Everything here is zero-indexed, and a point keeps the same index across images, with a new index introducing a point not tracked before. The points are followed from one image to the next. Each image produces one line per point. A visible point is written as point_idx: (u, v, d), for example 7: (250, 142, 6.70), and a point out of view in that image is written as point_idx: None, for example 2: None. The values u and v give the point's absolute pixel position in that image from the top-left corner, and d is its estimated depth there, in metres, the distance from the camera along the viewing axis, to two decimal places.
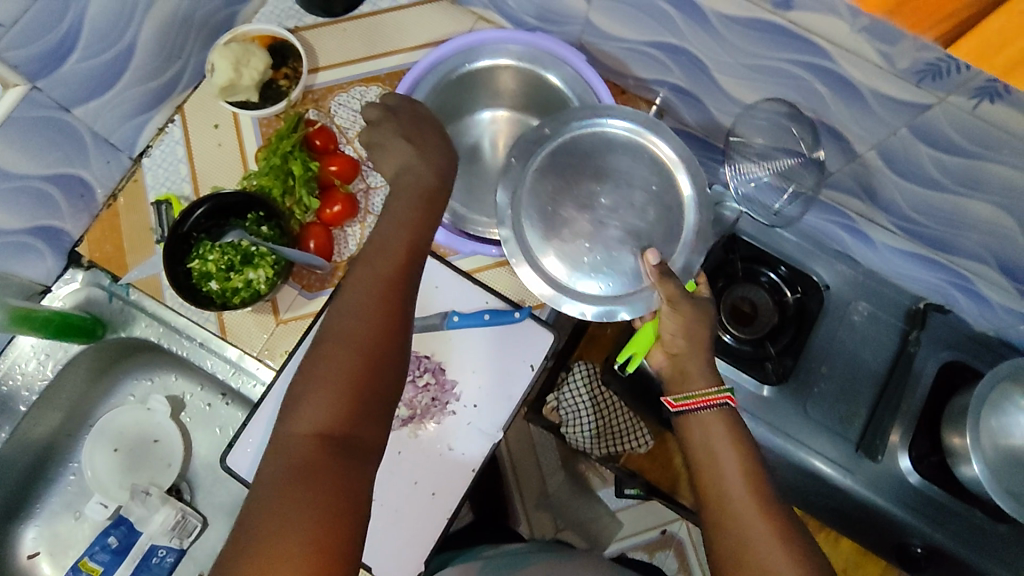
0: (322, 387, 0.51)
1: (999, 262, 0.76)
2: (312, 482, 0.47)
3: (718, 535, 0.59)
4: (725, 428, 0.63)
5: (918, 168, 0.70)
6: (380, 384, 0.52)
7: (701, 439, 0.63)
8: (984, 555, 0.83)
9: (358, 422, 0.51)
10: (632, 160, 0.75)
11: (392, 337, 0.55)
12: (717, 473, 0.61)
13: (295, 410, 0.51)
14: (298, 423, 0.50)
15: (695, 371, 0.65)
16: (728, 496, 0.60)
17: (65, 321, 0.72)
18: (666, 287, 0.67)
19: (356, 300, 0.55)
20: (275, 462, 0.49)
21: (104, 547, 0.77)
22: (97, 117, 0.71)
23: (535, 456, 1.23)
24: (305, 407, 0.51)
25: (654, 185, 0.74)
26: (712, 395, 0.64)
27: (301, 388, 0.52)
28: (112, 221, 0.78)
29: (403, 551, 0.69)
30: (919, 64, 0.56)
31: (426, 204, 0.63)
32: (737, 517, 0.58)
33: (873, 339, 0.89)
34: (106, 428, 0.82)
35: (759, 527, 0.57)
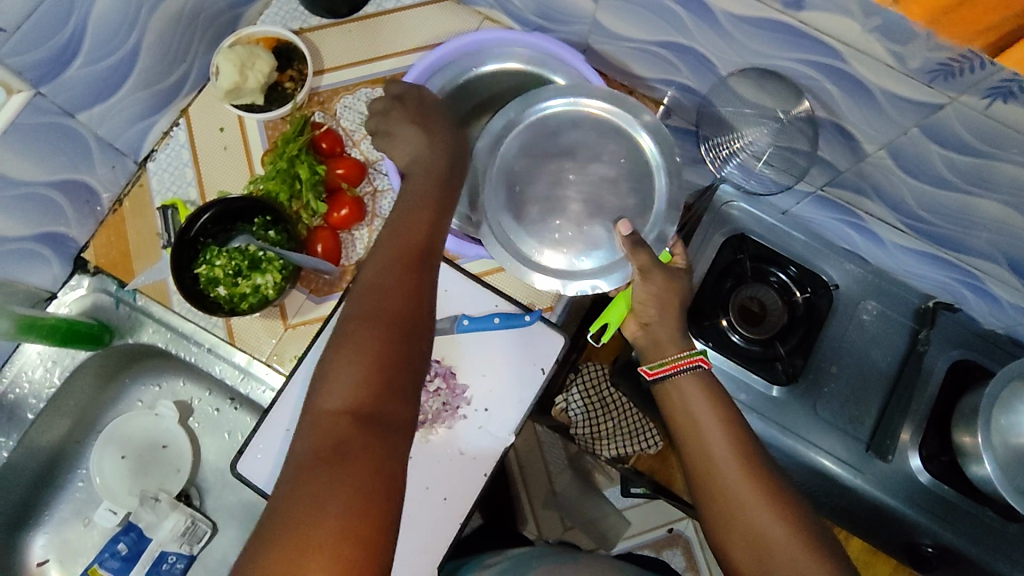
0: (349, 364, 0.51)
1: (1009, 261, 0.76)
2: (343, 456, 0.47)
3: (708, 501, 0.61)
4: (701, 393, 0.65)
5: (929, 168, 0.70)
6: (407, 359, 0.52)
7: (678, 406, 0.66)
8: (994, 554, 0.83)
9: (389, 397, 0.51)
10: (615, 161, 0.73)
11: (415, 314, 0.54)
12: (700, 439, 0.63)
13: (324, 386, 0.51)
14: (328, 398, 0.50)
15: (665, 338, 0.68)
16: (712, 462, 0.62)
17: (72, 328, 0.71)
18: (638, 258, 0.66)
19: (378, 279, 0.55)
20: (306, 439, 0.49)
21: (114, 554, 0.75)
22: (102, 122, 0.71)
23: (542, 455, 1.21)
24: (333, 382, 0.51)
25: (623, 158, 0.73)
26: (683, 358, 0.66)
27: (329, 364, 0.52)
28: (118, 227, 0.77)
29: (416, 557, 0.69)
30: (931, 64, 0.56)
31: (444, 183, 0.64)
32: (722, 481, 0.61)
33: (883, 339, 0.88)
34: (113, 435, 0.81)
35: (746, 489, 0.60)
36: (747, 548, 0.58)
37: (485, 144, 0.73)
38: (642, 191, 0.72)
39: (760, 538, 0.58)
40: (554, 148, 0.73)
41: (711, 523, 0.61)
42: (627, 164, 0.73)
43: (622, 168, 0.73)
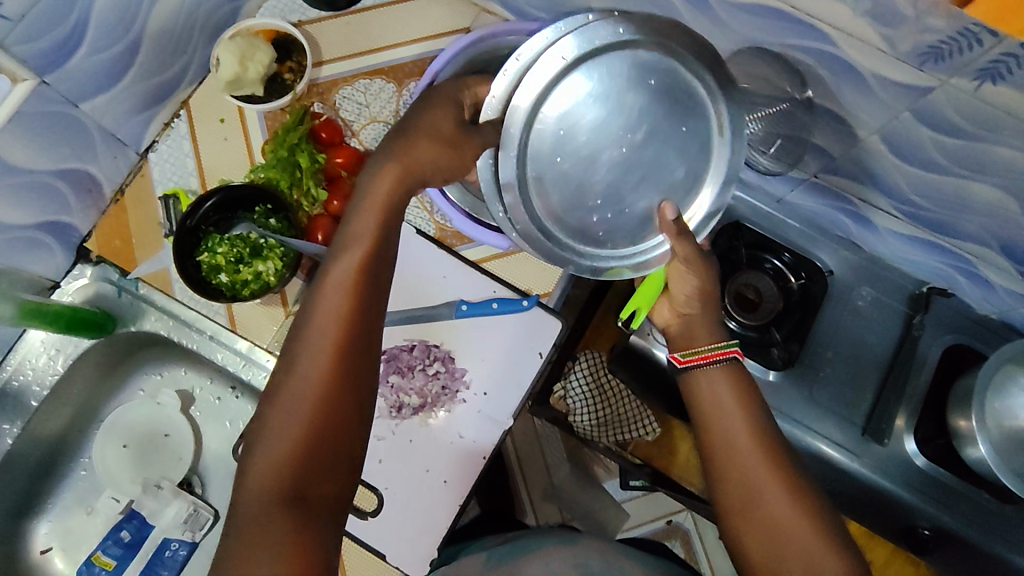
0: (276, 431, 0.49)
1: (1002, 245, 0.77)
2: (270, 536, 0.45)
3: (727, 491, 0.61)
4: (731, 383, 0.65)
5: (921, 152, 0.71)
6: (337, 428, 0.50)
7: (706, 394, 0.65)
8: (991, 535, 0.84)
9: (316, 470, 0.49)
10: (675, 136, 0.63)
11: (350, 376, 0.51)
12: (725, 427, 0.63)
13: (256, 452, 0.49)
14: (260, 467, 0.48)
15: (702, 327, 0.68)
16: (737, 451, 0.61)
17: (75, 315, 0.72)
18: (683, 247, 0.63)
19: (316, 330, 0.52)
20: (238, 507, 0.48)
21: (117, 540, 0.78)
22: (106, 112, 0.72)
23: (541, 447, 1.25)
24: (266, 451, 0.49)
25: (686, 126, 0.63)
26: (719, 349, 0.66)
27: (262, 429, 0.50)
28: (119, 217, 0.78)
29: (417, 538, 0.70)
30: (921, 47, 0.57)
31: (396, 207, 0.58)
32: (743, 471, 0.61)
33: (877, 324, 0.89)
34: (116, 423, 0.82)
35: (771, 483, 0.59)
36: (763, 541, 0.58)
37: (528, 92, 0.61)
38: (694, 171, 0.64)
39: (775, 529, 0.58)
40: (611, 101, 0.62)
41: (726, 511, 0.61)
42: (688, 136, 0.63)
43: (678, 139, 0.63)
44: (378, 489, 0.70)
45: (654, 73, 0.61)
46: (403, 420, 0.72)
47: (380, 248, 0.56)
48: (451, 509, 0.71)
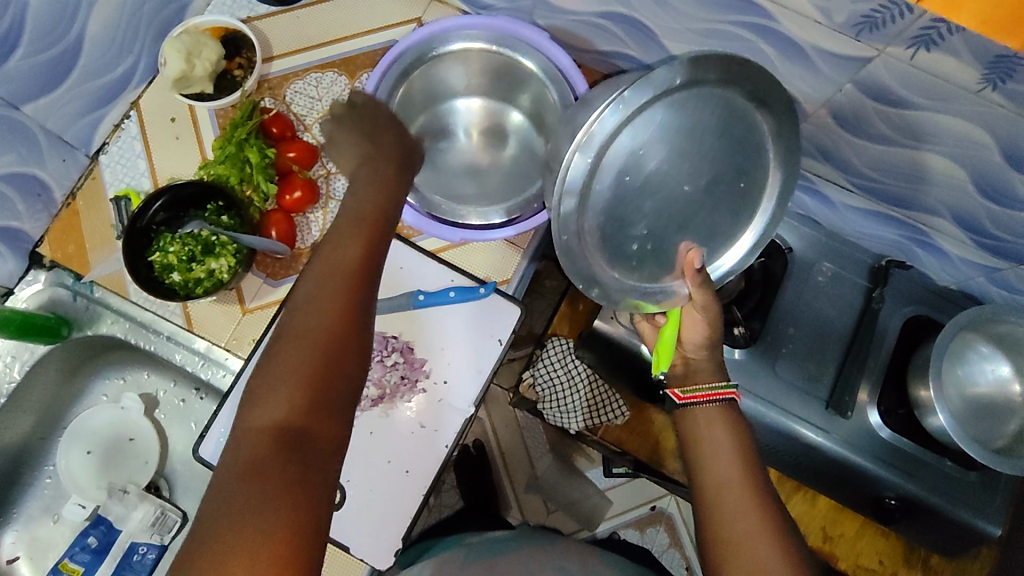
0: (277, 384, 0.49)
1: (954, 215, 0.78)
2: (267, 474, 0.45)
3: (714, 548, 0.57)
4: (725, 424, 0.64)
5: (866, 123, 0.72)
6: (336, 384, 0.51)
7: (696, 435, 0.65)
8: (956, 502, 0.85)
9: (313, 417, 0.49)
10: (728, 189, 0.66)
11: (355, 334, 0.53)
12: (715, 473, 0.61)
13: (253, 404, 0.49)
14: (255, 417, 0.48)
15: (705, 369, 0.69)
16: (725, 498, 0.59)
17: (27, 321, 0.71)
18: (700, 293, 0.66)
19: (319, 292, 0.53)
20: (231, 456, 0.47)
21: (84, 547, 0.77)
22: (50, 114, 0.73)
23: (522, 439, 1.26)
24: (262, 400, 0.49)
25: (743, 180, 0.66)
26: (719, 389, 0.66)
27: (258, 382, 0.50)
28: (72, 221, 0.77)
29: (380, 532, 0.70)
30: (855, 17, 0.57)
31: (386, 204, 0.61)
32: (733, 525, 0.57)
33: (839, 298, 0.90)
34: (79, 430, 0.82)
35: (760, 538, 0.55)
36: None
37: (609, 118, 0.58)
38: (740, 217, 0.68)
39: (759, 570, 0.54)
40: (681, 143, 0.62)
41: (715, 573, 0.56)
42: (744, 186, 0.66)
43: (733, 189, 0.66)
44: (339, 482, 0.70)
45: (730, 121, 0.62)
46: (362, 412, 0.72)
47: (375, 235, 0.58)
48: (415, 499, 0.71)
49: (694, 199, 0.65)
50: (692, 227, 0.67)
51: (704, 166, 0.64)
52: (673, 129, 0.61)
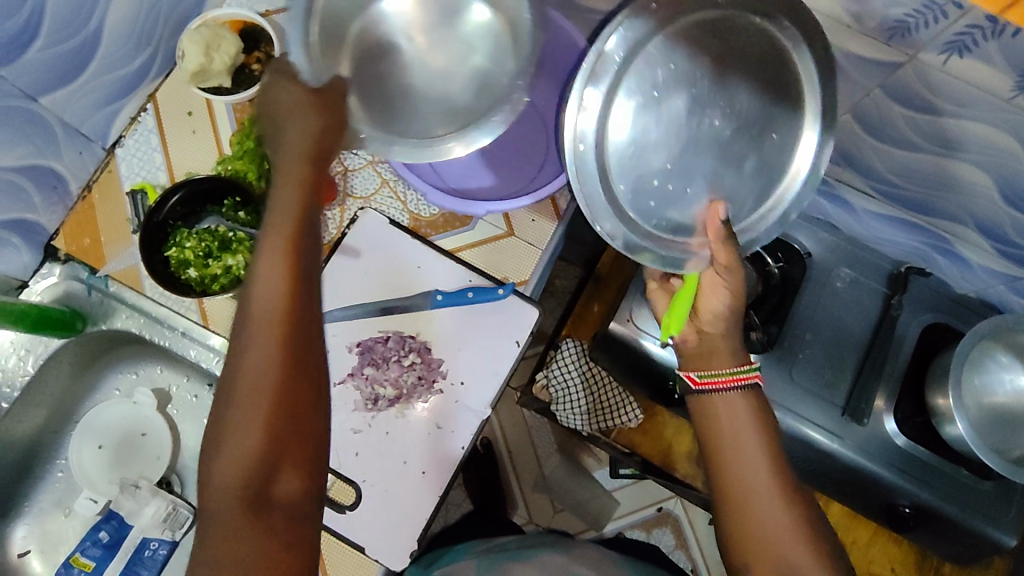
0: (233, 451, 0.47)
1: (976, 222, 0.77)
2: (249, 546, 0.46)
3: (756, 565, 0.58)
4: (749, 415, 0.61)
5: (893, 128, 0.71)
6: (297, 433, 0.48)
7: (721, 433, 0.61)
8: (971, 512, 0.84)
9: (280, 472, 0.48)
10: (757, 140, 0.63)
11: (299, 371, 0.48)
12: (741, 468, 0.60)
13: (211, 474, 0.47)
14: (216, 490, 0.47)
15: (724, 349, 0.63)
16: (752, 495, 0.59)
17: (43, 315, 0.71)
18: (724, 249, 0.62)
19: (255, 335, 0.47)
20: (204, 532, 0.47)
21: (96, 541, 0.77)
22: (67, 106, 0.71)
23: (530, 438, 1.26)
24: (220, 472, 0.47)
25: (775, 133, 0.63)
26: (741, 375, 0.62)
27: (212, 451, 0.47)
28: (87, 214, 0.76)
29: (396, 532, 0.69)
30: (888, 22, 0.56)
31: (317, 191, 0.52)
32: (773, 542, 0.57)
33: (857, 305, 0.89)
34: (91, 423, 0.81)
35: (789, 536, 0.57)
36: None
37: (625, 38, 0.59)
38: (767, 174, 0.64)
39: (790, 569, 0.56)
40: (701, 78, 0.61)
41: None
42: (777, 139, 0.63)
43: (763, 143, 0.63)
44: (355, 482, 0.70)
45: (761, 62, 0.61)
46: (379, 411, 0.72)
47: (307, 240, 0.50)
48: (430, 501, 0.70)
49: (724, 139, 0.62)
50: (721, 177, 0.64)
51: (736, 109, 0.62)
52: (696, 63, 0.61)
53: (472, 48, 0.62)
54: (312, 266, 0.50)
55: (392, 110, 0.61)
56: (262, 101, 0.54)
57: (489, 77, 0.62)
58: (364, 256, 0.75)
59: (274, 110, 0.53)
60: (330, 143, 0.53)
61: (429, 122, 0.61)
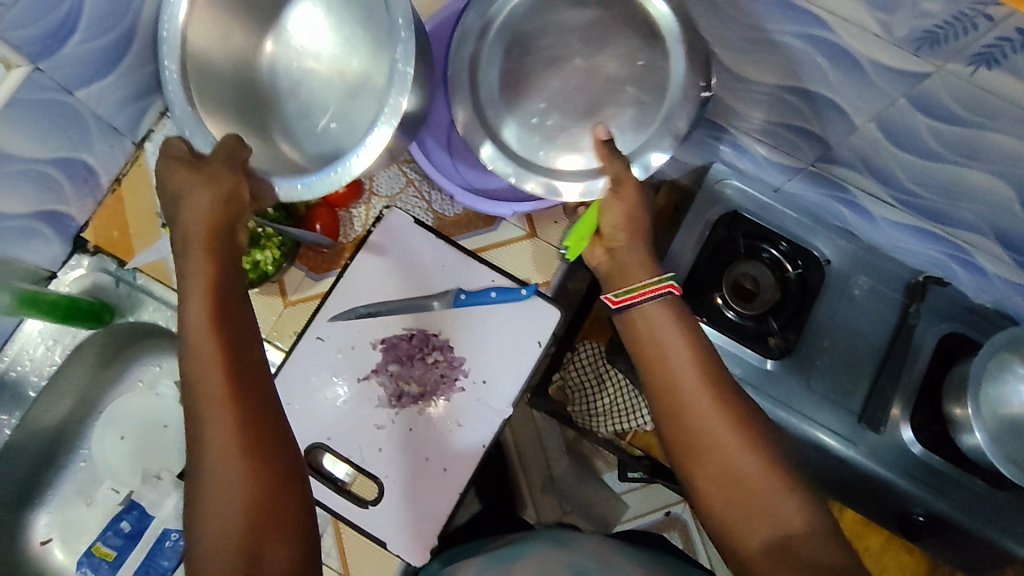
0: (216, 495, 0.48)
1: (995, 232, 0.77)
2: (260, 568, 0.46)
3: (712, 484, 0.55)
4: (676, 327, 0.62)
5: (916, 139, 0.71)
6: (267, 447, 0.51)
7: (653, 351, 0.61)
8: (985, 521, 0.85)
9: (269, 495, 0.49)
10: (619, 73, 0.79)
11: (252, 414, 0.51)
12: (669, 368, 0.60)
13: (201, 531, 0.48)
14: (211, 539, 0.47)
15: (633, 262, 0.66)
16: (679, 388, 0.59)
17: (72, 305, 0.72)
18: (615, 164, 0.68)
19: (201, 380, 0.51)
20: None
21: (118, 531, 0.79)
22: (100, 99, 0.71)
23: (540, 441, 1.25)
24: (210, 524, 0.48)
25: (641, 60, 0.78)
26: (655, 284, 0.63)
27: (196, 510, 0.48)
28: (116, 207, 0.78)
29: (417, 529, 0.70)
30: (916, 33, 0.57)
31: (225, 237, 0.56)
32: (725, 454, 0.55)
33: (876, 314, 0.90)
34: (115, 414, 0.83)
35: (718, 421, 0.56)
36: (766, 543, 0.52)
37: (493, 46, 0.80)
38: (642, 100, 0.79)
39: (728, 455, 0.55)
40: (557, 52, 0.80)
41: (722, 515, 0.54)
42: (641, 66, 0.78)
43: (631, 76, 0.79)
44: (378, 477, 0.71)
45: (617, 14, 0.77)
46: (402, 408, 0.72)
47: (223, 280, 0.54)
48: (450, 498, 0.71)
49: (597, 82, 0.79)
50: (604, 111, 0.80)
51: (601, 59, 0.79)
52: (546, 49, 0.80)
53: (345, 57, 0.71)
54: (232, 305, 0.54)
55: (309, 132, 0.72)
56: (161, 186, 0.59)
57: (371, 80, 0.69)
58: (389, 254, 0.76)
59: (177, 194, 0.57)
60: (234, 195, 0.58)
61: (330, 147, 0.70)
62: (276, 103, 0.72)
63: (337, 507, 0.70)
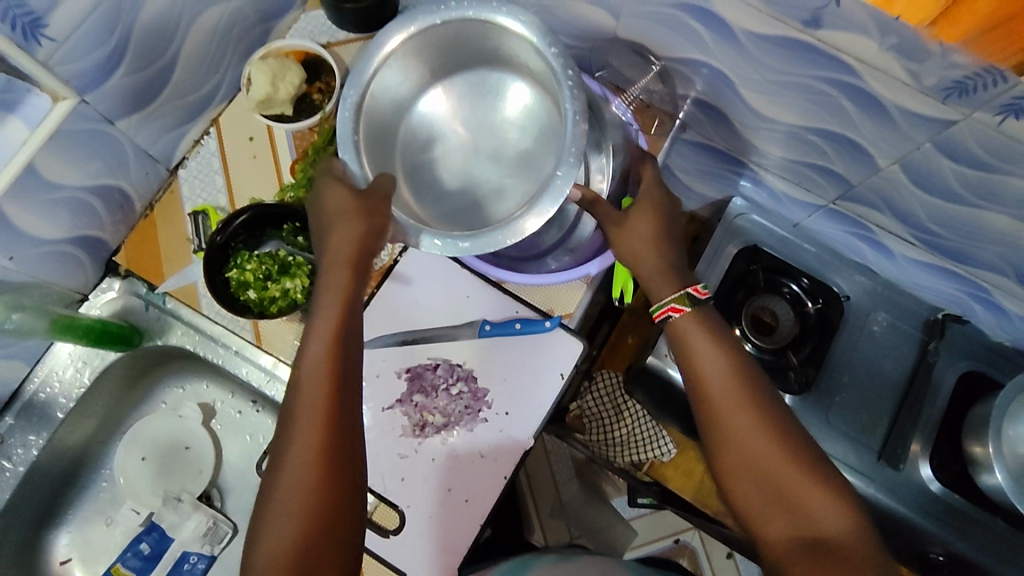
0: (287, 503, 0.54)
1: (1017, 273, 0.78)
2: None
3: (749, 491, 0.56)
4: (707, 328, 0.61)
5: (940, 182, 0.72)
6: (342, 478, 0.55)
7: (682, 351, 0.62)
8: (1004, 562, 0.84)
9: (331, 521, 0.54)
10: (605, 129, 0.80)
11: (336, 446, 0.56)
12: (708, 381, 0.59)
13: (265, 530, 0.53)
14: (270, 541, 0.53)
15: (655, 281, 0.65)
16: (723, 405, 0.58)
17: (105, 329, 0.74)
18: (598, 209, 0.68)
19: (307, 393, 0.57)
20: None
21: (137, 553, 0.79)
22: (139, 130, 0.73)
23: (549, 465, 1.24)
24: (273, 527, 0.53)
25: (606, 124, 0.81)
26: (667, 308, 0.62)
27: (266, 508, 0.54)
28: (148, 231, 0.79)
29: (438, 558, 0.70)
30: (945, 82, 0.58)
31: (358, 267, 0.62)
32: (752, 458, 0.56)
33: (892, 350, 0.92)
34: (138, 435, 0.83)
35: (756, 437, 0.57)
36: (793, 541, 0.54)
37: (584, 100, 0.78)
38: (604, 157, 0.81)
39: (770, 478, 0.56)
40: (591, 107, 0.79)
41: (748, 513, 0.56)
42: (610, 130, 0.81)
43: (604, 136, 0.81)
44: (400, 507, 0.72)
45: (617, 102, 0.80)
46: (425, 438, 0.73)
47: (348, 309, 0.61)
48: (471, 529, 0.71)
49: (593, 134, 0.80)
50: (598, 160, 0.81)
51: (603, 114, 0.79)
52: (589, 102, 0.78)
53: (502, 136, 0.74)
54: (351, 335, 0.61)
55: (434, 184, 0.74)
56: (317, 200, 0.65)
57: (531, 156, 0.72)
58: (416, 285, 0.77)
59: (326, 213, 0.64)
60: (373, 231, 0.63)
61: (460, 189, 0.74)
62: (409, 147, 0.74)
63: None
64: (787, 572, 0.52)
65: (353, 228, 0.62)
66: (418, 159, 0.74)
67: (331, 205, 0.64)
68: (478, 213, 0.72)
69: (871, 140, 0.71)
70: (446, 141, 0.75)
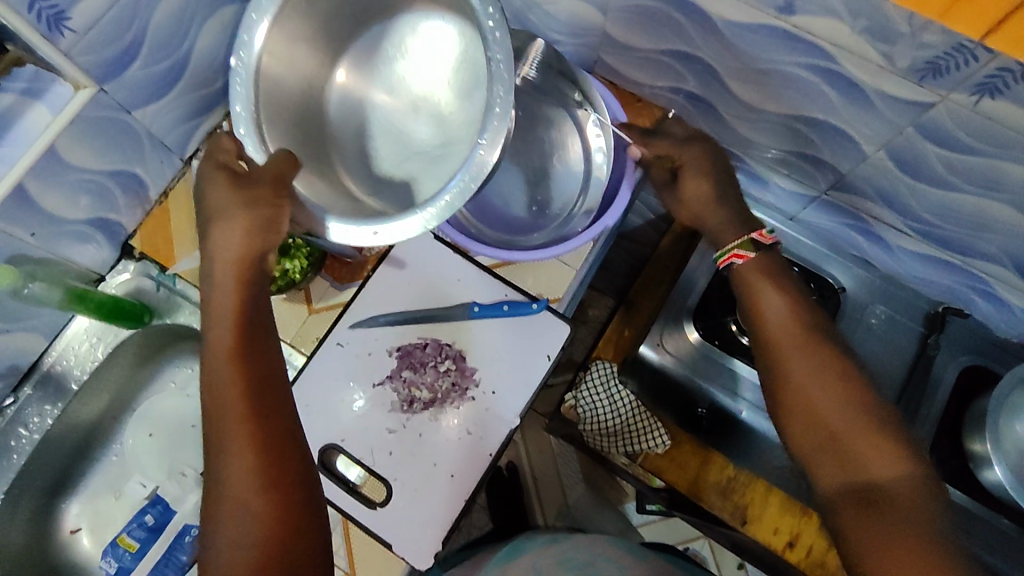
0: (234, 511, 0.54)
1: (1014, 262, 0.77)
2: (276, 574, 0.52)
3: (807, 437, 0.57)
4: (766, 278, 0.64)
5: (927, 168, 0.72)
6: (285, 467, 0.56)
7: (748, 303, 0.64)
8: (1008, 561, 0.82)
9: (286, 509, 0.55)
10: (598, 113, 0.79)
11: (267, 442, 0.56)
12: (775, 327, 0.62)
13: (219, 545, 0.54)
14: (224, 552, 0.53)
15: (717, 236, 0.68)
16: (787, 349, 0.60)
17: (117, 305, 0.79)
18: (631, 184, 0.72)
19: (222, 404, 0.57)
20: None
21: (142, 523, 0.84)
22: (156, 119, 0.78)
23: (555, 465, 1.25)
24: (227, 539, 0.53)
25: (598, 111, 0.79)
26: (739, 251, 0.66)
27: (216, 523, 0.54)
28: (161, 217, 0.84)
29: (423, 532, 0.72)
30: (919, 63, 0.59)
31: (253, 262, 0.62)
32: (817, 407, 0.57)
33: (891, 341, 0.91)
34: (148, 413, 0.89)
35: (815, 382, 0.58)
36: (847, 488, 0.54)
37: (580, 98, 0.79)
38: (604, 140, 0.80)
39: (827, 426, 0.56)
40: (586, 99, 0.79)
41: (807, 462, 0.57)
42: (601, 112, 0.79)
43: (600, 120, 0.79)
44: (387, 479, 0.73)
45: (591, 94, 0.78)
46: (413, 413, 0.75)
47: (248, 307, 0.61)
48: (456, 501, 0.73)
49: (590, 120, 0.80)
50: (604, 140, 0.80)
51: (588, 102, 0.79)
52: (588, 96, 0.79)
53: (435, 98, 0.72)
54: (254, 333, 0.61)
55: (368, 155, 0.73)
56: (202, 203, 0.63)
57: (463, 109, 0.70)
58: (408, 268, 0.79)
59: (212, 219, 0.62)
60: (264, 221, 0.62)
61: (397, 154, 0.72)
62: (340, 120, 0.73)
63: (347, 506, 0.73)
64: (843, 518, 0.53)
65: (244, 237, 0.61)
66: (350, 129, 0.73)
67: (216, 214, 0.61)
68: (417, 185, 0.70)
69: (856, 126, 0.72)
70: (376, 108, 0.73)
